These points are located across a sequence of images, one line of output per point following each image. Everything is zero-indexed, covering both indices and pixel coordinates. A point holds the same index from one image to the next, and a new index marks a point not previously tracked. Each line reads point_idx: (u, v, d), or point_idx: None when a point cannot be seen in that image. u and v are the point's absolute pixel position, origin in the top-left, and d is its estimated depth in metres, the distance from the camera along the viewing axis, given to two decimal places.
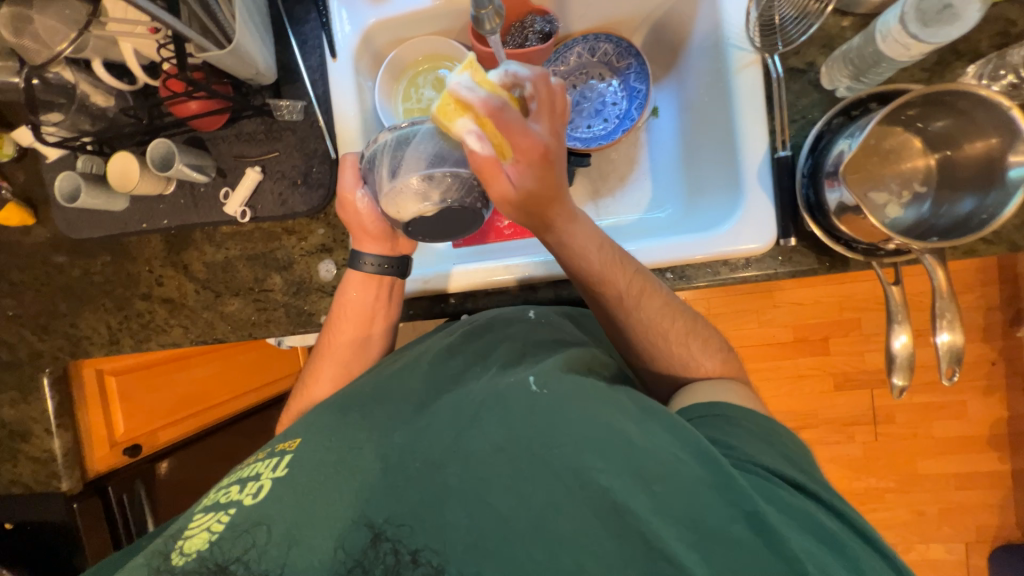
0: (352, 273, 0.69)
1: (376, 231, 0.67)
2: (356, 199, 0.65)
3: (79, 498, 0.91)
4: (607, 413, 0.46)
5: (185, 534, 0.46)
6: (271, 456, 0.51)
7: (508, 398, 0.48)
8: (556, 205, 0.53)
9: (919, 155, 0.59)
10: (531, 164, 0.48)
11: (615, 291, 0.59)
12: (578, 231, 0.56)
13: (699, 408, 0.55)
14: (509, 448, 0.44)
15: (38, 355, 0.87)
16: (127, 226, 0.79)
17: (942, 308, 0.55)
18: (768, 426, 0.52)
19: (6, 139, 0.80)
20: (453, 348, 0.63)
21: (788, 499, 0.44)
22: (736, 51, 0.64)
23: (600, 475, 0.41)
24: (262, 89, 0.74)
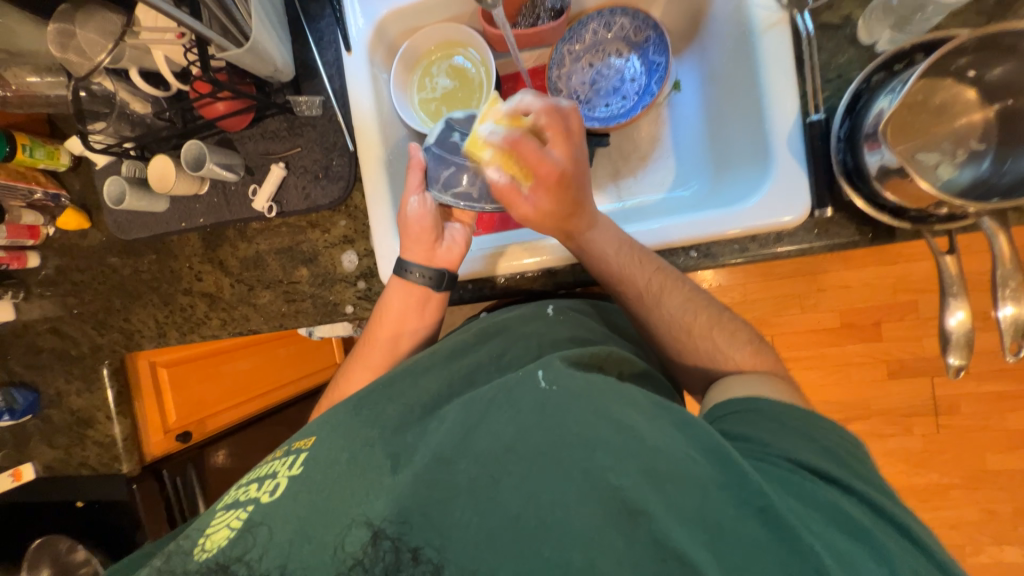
0: (396, 281, 0.70)
1: (421, 235, 0.68)
2: (408, 204, 0.68)
3: (138, 479, 0.99)
4: (620, 409, 0.44)
5: (208, 529, 0.47)
6: (288, 454, 0.50)
7: (517, 395, 0.47)
8: (576, 218, 0.61)
9: (976, 108, 0.53)
10: (547, 187, 0.58)
11: (634, 288, 0.62)
12: (598, 238, 0.62)
13: (730, 404, 0.52)
14: (519, 448, 0.42)
15: (98, 348, 0.95)
16: (169, 226, 0.84)
17: (1004, 276, 0.49)
18: (809, 419, 0.48)
19: (62, 150, 0.87)
20: (467, 346, 0.63)
21: (810, 490, 0.42)
22: (760, 11, 0.60)
23: (609, 474, 0.40)
24: (283, 87, 0.76)
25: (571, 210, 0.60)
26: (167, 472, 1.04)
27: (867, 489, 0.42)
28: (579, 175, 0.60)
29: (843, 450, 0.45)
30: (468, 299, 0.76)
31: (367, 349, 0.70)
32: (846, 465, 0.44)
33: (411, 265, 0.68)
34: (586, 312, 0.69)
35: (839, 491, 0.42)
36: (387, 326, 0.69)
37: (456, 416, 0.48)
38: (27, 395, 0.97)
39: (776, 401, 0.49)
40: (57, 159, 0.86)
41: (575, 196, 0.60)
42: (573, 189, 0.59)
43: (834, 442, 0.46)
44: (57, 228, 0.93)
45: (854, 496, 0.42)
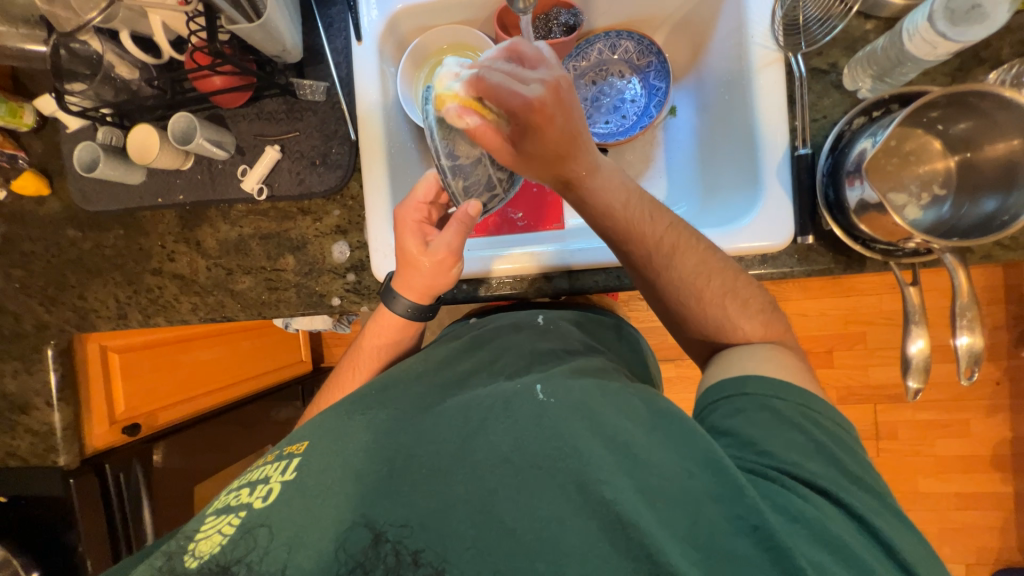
0: (386, 313, 0.68)
1: (432, 279, 0.65)
2: (417, 255, 0.64)
3: (75, 473, 0.89)
4: (617, 423, 0.45)
5: (196, 537, 0.43)
6: (280, 458, 0.48)
7: (515, 406, 0.47)
8: (571, 160, 0.53)
9: (939, 157, 0.59)
10: (524, 124, 0.49)
11: (642, 250, 0.58)
12: (600, 185, 0.56)
13: (716, 391, 0.52)
14: (515, 459, 0.42)
15: (44, 327, 0.87)
16: (143, 200, 0.79)
17: (962, 308, 0.55)
18: (808, 414, 0.47)
19: (27, 109, 0.80)
20: (462, 351, 0.63)
21: (804, 511, 0.40)
22: (759, 49, 0.65)
23: (603, 487, 0.40)
24: (286, 68, 0.74)
25: (564, 143, 0.52)
26: (110, 467, 0.93)
27: (852, 497, 0.42)
28: (562, 99, 0.50)
29: (837, 446, 0.45)
30: (461, 299, 0.75)
31: (355, 365, 0.69)
32: (839, 467, 0.44)
33: (397, 295, 0.66)
34: (572, 320, 0.71)
35: (828, 502, 0.42)
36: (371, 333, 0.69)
37: (455, 420, 0.47)
38: None
39: (762, 383, 0.49)
40: (20, 118, 0.80)
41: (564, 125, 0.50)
42: (561, 115, 0.50)
43: (830, 443, 0.46)
44: (10, 192, 0.85)
45: (842, 507, 0.42)
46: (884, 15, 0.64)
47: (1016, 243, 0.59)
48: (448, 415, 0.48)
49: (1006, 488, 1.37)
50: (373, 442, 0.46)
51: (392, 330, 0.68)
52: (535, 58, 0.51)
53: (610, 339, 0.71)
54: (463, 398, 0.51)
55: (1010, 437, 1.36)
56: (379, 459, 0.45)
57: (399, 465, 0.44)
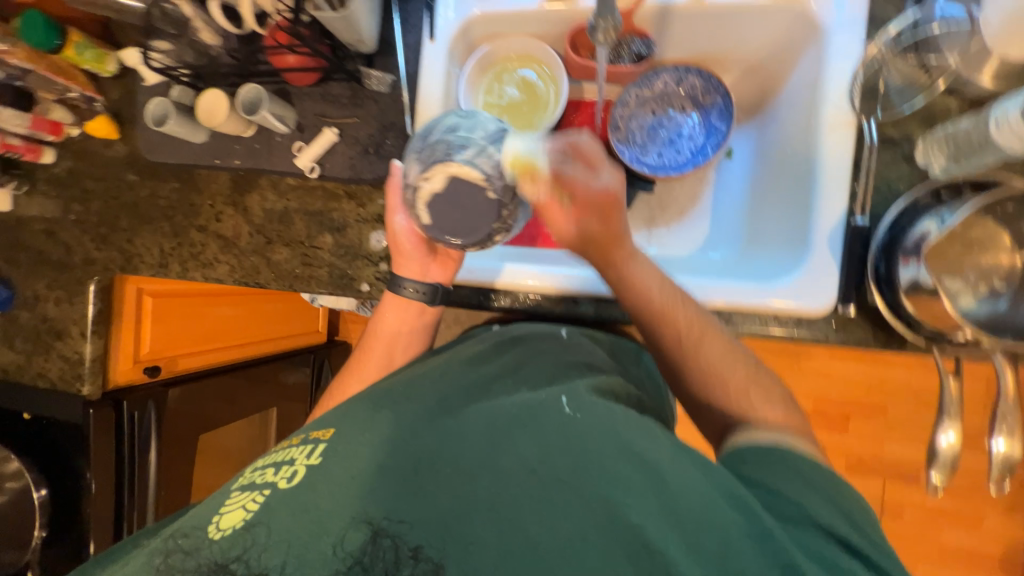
0: (390, 295, 0.71)
1: (412, 251, 0.69)
2: (396, 223, 0.68)
3: (95, 405, 0.94)
4: (644, 444, 0.45)
5: (220, 510, 0.45)
6: (306, 443, 0.50)
7: (539, 419, 0.46)
8: (617, 247, 0.60)
9: (1005, 250, 0.57)
10: (592, 209, 0.59)
11: (675, 332, 0.59)
12: (637, 269, 0.61)
13: (752, 451, 0.49)
14: (542, 472, 0.42)
15: (91, 262, 0.92)
16: (201, 159, 0.83)
17: (1005, 413, 0.52)
18: (835, 483, 0.46)
19: (111, 57, 0.85)
20: (484, 356, 0.63)
21: (836, 561, 0.41)
22: (833, 109, 0.63)
23: (630, 513, 0.39)
24: (357, 56, 0.76)
25: (611, 240, 0.60)
26: (127, 404, 0.97)
27: (877, 556, 0.42)
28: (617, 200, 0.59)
29: (861, 513, 0.45)
30: (488, 307, 0.75)
31: (366, 351, 0.71)
32: (863, 532, 0.43)
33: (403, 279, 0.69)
34: (598, 340, 0.70)
35: (855, 559, 0.41)
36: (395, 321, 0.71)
37: (469, 430, 0.47)
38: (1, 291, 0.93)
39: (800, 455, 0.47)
40: (104, 64, 0.84)
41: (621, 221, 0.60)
42: (619, 214, 0.60)
43: (854, 508, 0.45)
44: (82, 131, 0.89)
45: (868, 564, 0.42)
46: (970, 94, 0.61)
47: None
48: (469, 420, 0.49)
49: None
50: (389, 436, 0.48)
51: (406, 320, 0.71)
52: (597, 157, 0.60)
53: (631, 365, 0.69)
54: (487, 405, 0.51)
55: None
56: (394, 456, 0.46)
57: (416, 467, 0.44)
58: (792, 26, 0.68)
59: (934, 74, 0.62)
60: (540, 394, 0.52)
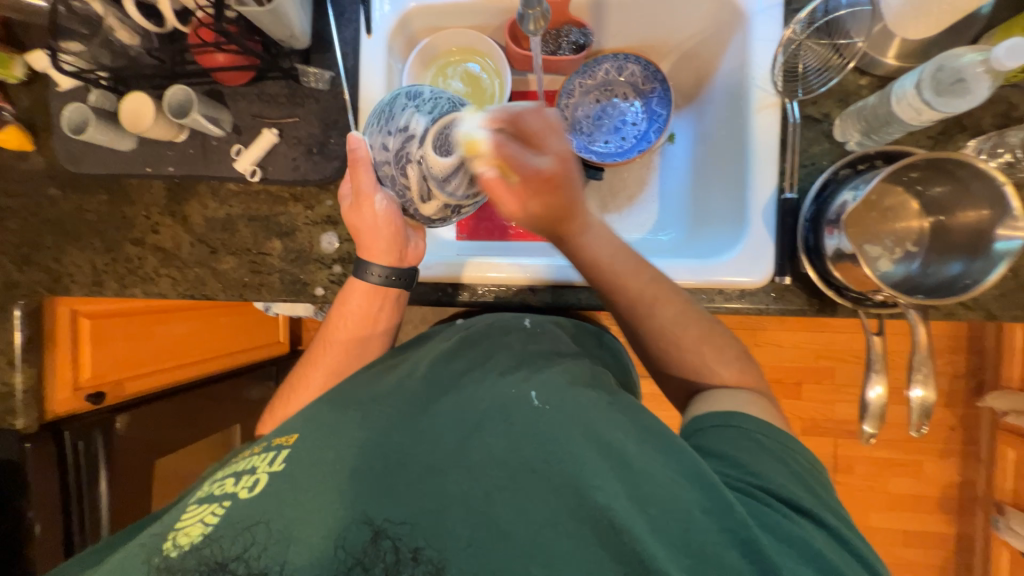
0: (356, 282, 0.67)
1: (387, 237, 0.64)
2: (374, 200, 0.62)
3: (33, 439, 0.88)
4: (609, 431, 0.47)
5: (177, 526, 0.45)
6: (268, 450, 0.49)
7: (510, 410, 0.48)
8: (569, 222, 0.57)
9: (914, 216, 0.62)
10: (533, 192, 0.53)
11: (626, 297, 0.62)
12: (592, 242, 0.59)
13: (710, 418, 0.54)
14: (512, 462, 0.43)
15: (13, 287, 0.83)
16: (130, 168, 0.78)
17: (920, 363, 0.57)
18: (783, 440, 0.51)
19: (17, 60, 0.78)
20: (453, 352, 0.62)
21: (785, 525, 0.43)
22: (759, 92, 0.67)
23: (597, 493, 0.41)
24: (292, 53, 0.74)
25: (562, 214, 0.56)
26: (68, 435, 0.91)
27: (829, 514, 0.46)
28: (569, 172, 0.54)
29: (810, 474, 0.49)
30: (446, 302, 0.75)
31: (324, 350, 0.68)
32: (815, 492, 0.47)
33: (371, 265, 0.65)
34: (565, 329, 0.70)
35: (806, 518, 0.45)
36: (363, 326, 0.67)
37: (432, 425, 0.48)
38: None
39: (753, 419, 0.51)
40: (9, 69, 0.77)
41: (568, 199, 0.55)
42: (566, 188, 0.55)
43: (802, 466, 0.49)
44: None
45: (820, 525, 0.45)
46: (878, 73, 0.66)
47: (974, 304, 0.63)
48: (440, 418, 0.49)
49: (950, 528, 1.44)
50: (349, 436, 0.48)
51: (364, 323, 0.68)
52: (541, 129, 0.53)
53: (592, 347, 0.70)
54: (458, 401, 0.51)
55: (958, 481, 1.42)
56: (353, 458, 0.45)
57: (381, 468, 0.44)
58: (720, 11, 0.70)
59: (846, 54, 0.65)
60: (511, 387, 0.52)
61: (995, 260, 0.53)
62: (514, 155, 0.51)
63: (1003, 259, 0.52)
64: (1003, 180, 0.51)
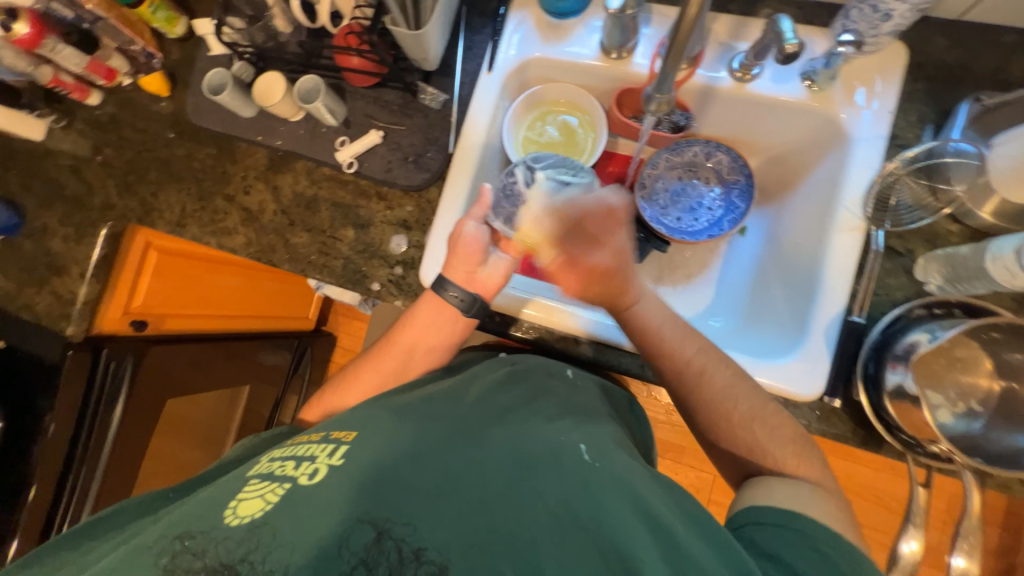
0: (430, 295, 0.69)
1: (470, 255, 0.67)
2: (467, 227, 0.67)
3: (76, 347, 0.93)
4: (662, 503, 0.43)
5: (239, 495, 0.46)
6: (327, 442, 0.51)
7: (560, 459, 0.46)
8: (620, 297, 0.64)
9: (985, 375, 0.60)
10: (590, 276, 0.65)
11: (672, 365, 0.63)
12: (644, 311, 0.65)
13: (771, 514, 0.49)
14: (561, 516, 0.42)
15: (110, 208, 0.93)
16: (244, 132, 0.85)
17: (966, 531, 0.54)
18: (856, 563, 0.45)
19: (181, 20, 0.89)
20: (504, 385, 0.62)
21: None
22: (845, 212, 0.67)
23: (644, 570, 0.38)
24: (416, 71, 0.81)
25: (616, 290, 0.64)
26: (106, 352, 0.96)
27: None
28: (623, 265, 0.65)
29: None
30: (490, 330, 0.76)
31: (377, 360, 0.70)
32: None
33: (450, 283, 0.67)
34: (599, 382, 0.70)
35: None
36: (416, 335, 0.69)
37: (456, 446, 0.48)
38: (12, 217, 0.93)
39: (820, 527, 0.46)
40: (173, 26, 0.88)
41: (622, 280, 0.64)
42: (623, 275, 0.64)
43: None
44: (134, 82, 0.92)
45: None
46: (971, 225, 0.66)
47: None
48: (491, 449, 0.48)
49: None
50: (383, 437, 0.49)
51: (414, 333, 0.70)
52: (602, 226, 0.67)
53: (624, 410, 0.70)
54: (507, 437, 0.50)
55: None
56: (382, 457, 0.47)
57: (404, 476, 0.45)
58: (822, 128, 0.73)
59: (941, 199, 0.67)
60: (562, 433, 0.50)
61: None
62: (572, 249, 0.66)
63: None
64: None
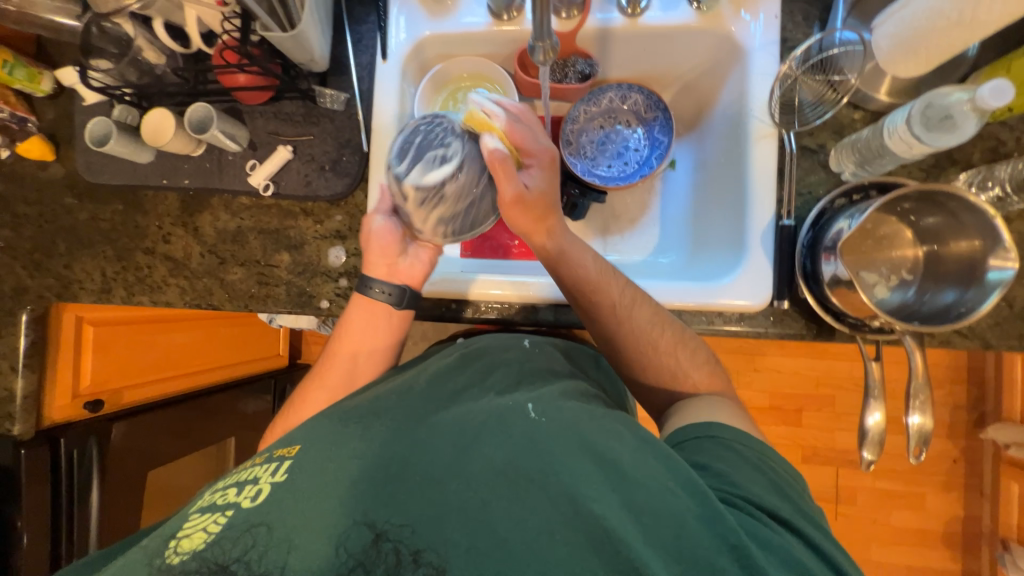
0: (359, 296, 0.69)
1: (386, 247, 0.68)
2: (375, 220, 0.69)
3: (28, 446, 0.86)
4: (607, 440, 0.47)
5: (181, 533, 0.45)
6: (270, 461, 0.50)
7: (507, 421, 0.49)
8: (553, 219, 0.63)
9: (909, 245, 0.64)
10: (540, 168, 0.63)
11: (607, 299, 0.64)
12: (572, 247, 0.65)
13: (691, 430, 0.55)
14: (508, 473, 0.44)
15: (23, 291, 0.85)
16: (147, 179, 0.80)
17: (916, 389, 0.58)
18: (763, 455, 0.51)
19: (46, 75, 0.81)
20: (450, 369, 0.63)
21: (769, 538, 0.43)
22: (757, 122, 0.69)
23: (593, 504, 0.42)
24: (310, 75, 0.77)
25: (547, 205, 0.62)
26: (64, 441, 0.90)
27: (823, 538, 0.44)
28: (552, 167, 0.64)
29: (792, 486, 0.49)
30: (448, 318, 0.76)
31: (328, 366, 0.69)
32: (794, 502, 0.47)
33: (374, 280, 0.68)
34: (560, 348, 0.71)
35: (790, 532, 0.44)
36: (362, 337, 0.69)
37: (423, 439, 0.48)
38: None
39: (731, 429, 0.53)
40: (38, 83, 0.80)
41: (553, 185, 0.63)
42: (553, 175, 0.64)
43: (781, 478, 0.49)
44: (12, 152, 0.84)
45: (804, 540, 0.44)
46: (871, 108, 0.68)
47: (971, 333, 0.64)
48: (439, 428, 0.50)
49: (956, 564, 1.41)
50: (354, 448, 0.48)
51: (368, 339, 0.69)
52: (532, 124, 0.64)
53: (588, 366, 0.71)
54: (456, 413, 0.52)
55: (961, 515, 1.40)
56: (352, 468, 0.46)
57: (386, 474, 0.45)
58: (720, 47, 0.74)
59: (840, 90, 0.69)
60: (508, 400, 0.53)
61: (988, 289, 0.54)
62: (522, 136, 0.61)
63: (997, 288, 0.53)
64: (992, 214, 0.53)
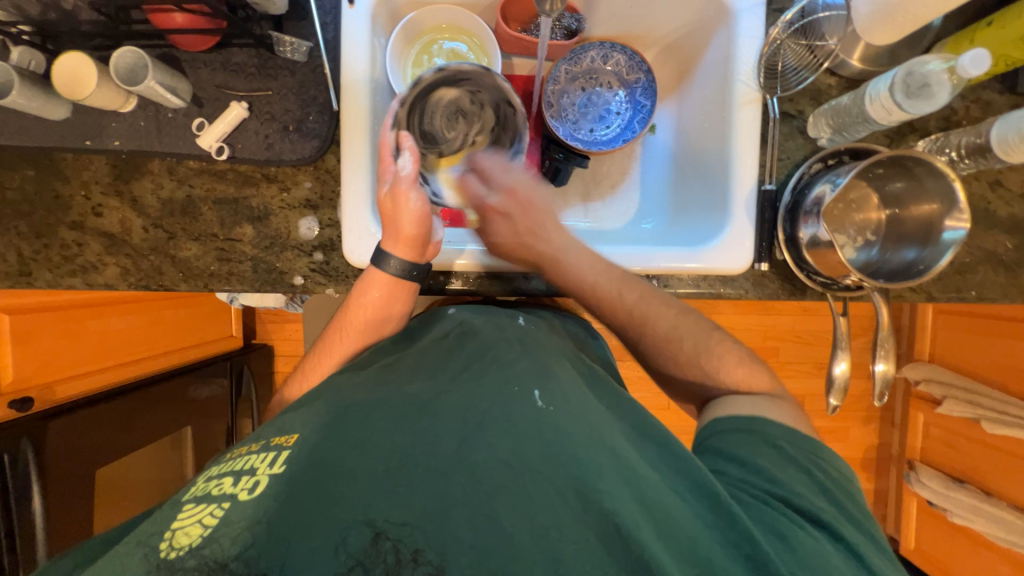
0: (371, 272, 0.64)
1: (415, 233, 0.63)
2: (409, 198, 0.62)
3: None
4: (613, 437, 0.48)
5: (173, 525, 0.41)
6: (266, 450, 0.47)
7: (513, 410, 0.47)
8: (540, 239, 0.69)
9: (874, 209, 0.69)
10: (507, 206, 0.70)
11: (619, 317, 0.66)
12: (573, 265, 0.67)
13: (740, 421, 0.55)
14: (516, 464, 0.43)
15: None
16: (64, 139, 0.68)
17: (882, 340, 0.64)
18: (809, 448, 0.52)
19: None
20: (451, 351, 0.59)
21: (794, 537, 0.45)
22: (742, 87, 0.70)
23: (604, 499, 0.42)
24: (264, 19, 0.68)
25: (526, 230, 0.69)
26: None
27: (850, 534, 0.47)
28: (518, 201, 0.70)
29: (835, 484, 0.50)
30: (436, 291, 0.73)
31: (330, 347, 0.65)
32: (839, 506, 0.49)
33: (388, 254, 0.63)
34: (557, 326, 0.70)
35: (820, 531, 0.46)
36: (368, 315, 0.65)
37: (436, 424, 0.46)
38: None
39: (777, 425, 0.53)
40: None
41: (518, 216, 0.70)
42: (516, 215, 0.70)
43: (825, 477, 0.51)
44: None
45: (835, 541, 0.46)
46: (844, 75, 0.72)
47: (918, 287, 0.71)
48: (442, 412, 0.47)
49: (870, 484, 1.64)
50: (360, 435, 0.45)
51: (368, 315, 0.65)
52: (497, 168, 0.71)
53: (583, 340, 0.73)
54: (458, 393, 0.50)
55: (876, 442, 1.62)
56: (366, 456, 0.44)
57: (396, 463, 0.43)
58: (706, 7, 0.73)
59: (819, 54, 0.70)
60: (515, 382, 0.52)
61: (943, 248, 0.60)
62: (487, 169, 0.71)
63: (951, 247, 0.59)
64: (953, 177, 0.58)
